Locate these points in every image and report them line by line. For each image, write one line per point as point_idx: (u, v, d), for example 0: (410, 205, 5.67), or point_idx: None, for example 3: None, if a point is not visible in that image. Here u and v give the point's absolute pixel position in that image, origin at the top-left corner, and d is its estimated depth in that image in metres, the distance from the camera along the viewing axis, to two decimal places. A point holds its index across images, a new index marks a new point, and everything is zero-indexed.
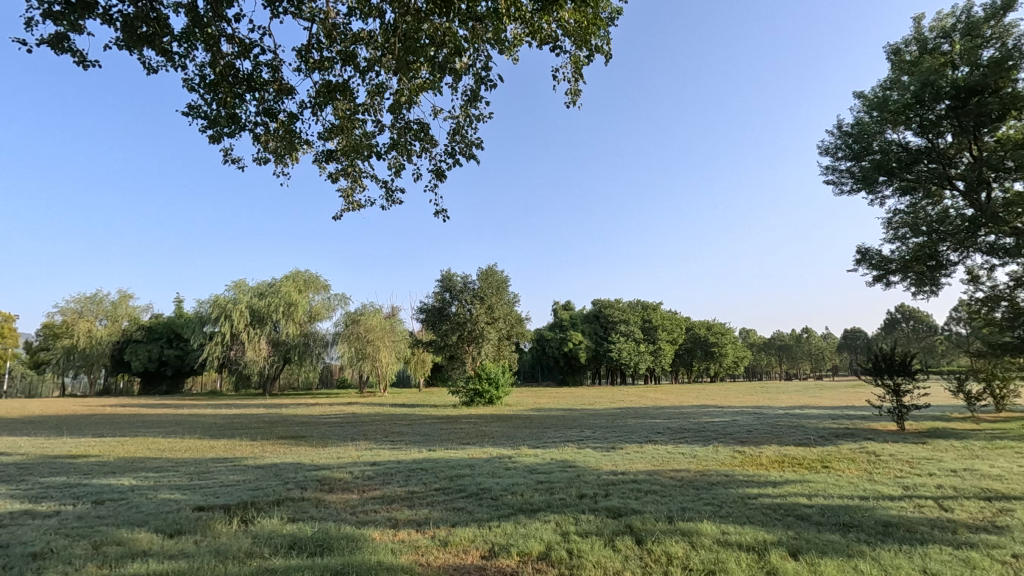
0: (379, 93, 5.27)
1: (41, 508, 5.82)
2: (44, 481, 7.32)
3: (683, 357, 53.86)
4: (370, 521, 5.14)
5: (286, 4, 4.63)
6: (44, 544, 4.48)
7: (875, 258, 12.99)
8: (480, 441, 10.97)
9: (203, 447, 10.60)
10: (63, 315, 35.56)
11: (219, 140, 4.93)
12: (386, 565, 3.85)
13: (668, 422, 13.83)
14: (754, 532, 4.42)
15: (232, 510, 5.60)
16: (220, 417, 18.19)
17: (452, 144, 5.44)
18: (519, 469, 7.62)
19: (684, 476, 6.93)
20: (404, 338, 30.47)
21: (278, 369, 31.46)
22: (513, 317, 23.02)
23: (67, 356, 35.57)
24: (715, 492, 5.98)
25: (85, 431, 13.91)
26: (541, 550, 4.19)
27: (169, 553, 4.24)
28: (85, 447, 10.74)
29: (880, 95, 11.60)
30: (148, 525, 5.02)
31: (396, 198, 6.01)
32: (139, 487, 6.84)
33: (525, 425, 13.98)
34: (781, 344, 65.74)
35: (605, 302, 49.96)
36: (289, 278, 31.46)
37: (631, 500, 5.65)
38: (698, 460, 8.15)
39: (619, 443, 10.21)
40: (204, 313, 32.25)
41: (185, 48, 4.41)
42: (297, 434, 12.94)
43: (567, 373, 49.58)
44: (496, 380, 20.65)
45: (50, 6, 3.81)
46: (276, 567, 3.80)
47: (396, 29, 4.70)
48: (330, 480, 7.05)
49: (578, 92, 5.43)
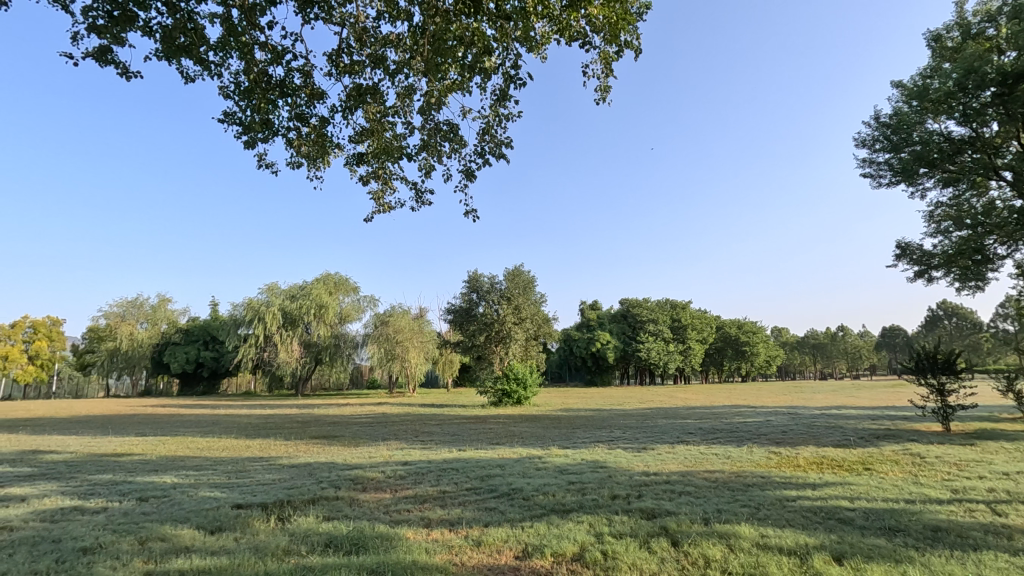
0: (409, 94, 5.33)
1: (90, 504, 6.03)
2: (93, 478, 7.63)
3: (713, 357, 52.91)
4: (403, 520, 5.18)
5: (317, 9, 4.70)
6: (92, 539, 4.63)
7: (916, 252, 12.61)
8: (510, 441, 10.97)
9: (240, 446, 10.85)
10: (107, 319, 37.06)
11: (253, 146, 5.05)
12: (421, 565, 3.85)
13: (700, 422, 13.63)
14: (795, 536, 4.30)
15: (270, 509, 5.70)
16: (255, 417, 18.64)
17: (482, 144, 5.45)
18: (550, 469, 7.58)
19: (718, 477, 6.79)
20: (432, 338, 30.76)
21: (309, 370, 32.07)
22: (541, 317, 22.94)
23: (111, 358, 37.12)
24: (753, 494, 5.83)
25: (129, 430, 14.44)
26: (576, 551, 4.16)
27: (210, 549, 4.35)
28: (130, 446, 11.15)
29: (920, 84, 11.22)
30: (190, 522, 5.16)
31: (426, 200, 6.05)
32: (180, 485, 7.06)
33: (555, 426, 13.96)
34: (815, 344, 64.13)
35: (633, 301, 49.56)
36: (320, 280, 32.05)
37: (665, 502, 5.56)
38: (733, 461, 8.00)
39: (649, 443, 10.07)
40: (238, 316, 33.13)
41: (220, 57, 4.52)
42: (330, 434, 13.13)
43: (595, 373, 49.30)
44: (524, 380, 20.74)
45: (94, 20, 3.98)
46: (314, 564, 3.87)
47: (425, 31, 4.72)
48: (363, 480, 7.13)
49: (608, 89, 5.37)
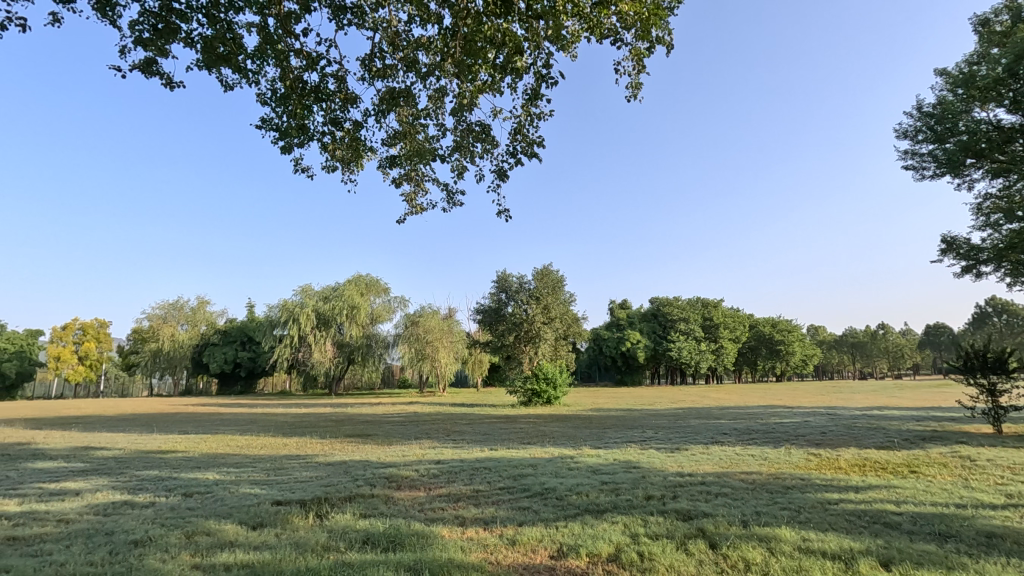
0: (441, 96, 5.38)
1: (140, 498, 6.29)
2: (141, 473, 7.94)
3: (747, 356, 51.80)
4: (438, 518, 5.23)
5: (350, 15, 4.78)
6: (143, 532, 4.82)
7: (962, 247, 12.11)
8: (541, 440, 10.96)
9: (277, 444, 11.14)
10: (149, 321, 38.45)
11: (290, 150, 5.19)
12: (457, 563, 3.89)
13: (735, 423, 13.42)
14: (838, 540, 4.18)
15: (308, 505, 5.84)
16: (290, 416, 19.04)
17: (514, 144, 5.46)
18: (582, 469, 7.56)
19: (755, 478, 6.65)
20: (461, 338, 30.94)
21: (342, 370, 32.66)
22: (570, 317, 22.82)
23: (154, 358, 38.58)
24: (792, 496, 5.69)
25: (172, 429, 14.94)
26: (611, 551, 4.13)
27: (253, 544, 4.47)
28: (173, 443, 11.55)
29: (966, 71, 10.78)
30: (234, 517, 5.32)
31: (458, 201, 6.11)
32: (222, 481, 7.28)
33: (585, 426, 13.87)
34: (854, 342, 62.21)
35: (663, 300, 49.01)
36: (352, 282, 32.64)
37: (702, 503, 5.47)
38: (770, 462, 7.81)
39: (682, 444, 9.93)
40: (273, 317, 33.84)
41: (258, 65, 4.66)
42: (363, 432, 13.38)
43: (625, 373, 48.89)
44: (554, 380, 20.76)
45: (140, 33, 4.17)
46: (352, 560, 3.93)
47: (456, 33, 4.75)
48: (397, 478, 7.23)
49: (638, 85, 5.32)
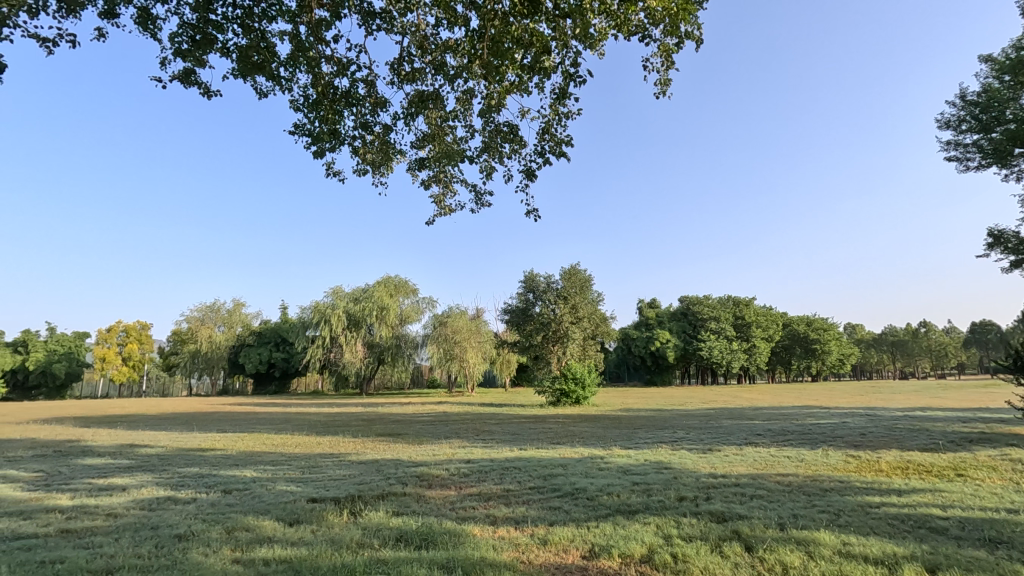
0: (468, 99, 5.43)
1: (181, 494, 6.51)
2: (182, 470, 8.22)
3: (781, 355, 50.59)
4: (469, 517, 5.27)
5: (379, 20, 4.86)
6: (185, 527, 4.99)
7: (1011, 240, 11.59)
8: (570, 440, 10.92)
9: (311, 443, 11.38)
10: (188, 323, 39.73)
11: (322, 155, 5.31)
12: (489, 561, 3.92)
13: (768, 423, 13.13)
14: (881, 544, 4.05)
15: (342, 503, 5.95)
16: (322, 415, 19.41)
17: (542, 143, 5.46)
18: (612, 469, 7.51)
19: (792, 480, 6.50)
20: (489, 338, 31.05)
21: (373, 370, 33.15)
22: (598, 317, 22.66)
23: (193, 359, 39.84)
24: (830, 499, 5.54)
25: (211, 427, 15.40)
26: (644, 553, 4.09)
27: (291, 540, 4.58)
28: (213, 441, 11.91)
29: (1013, 55, 10.33)
30: (271, 514, 5.46)
31: (486, 202, 6.15)
32: (260, 479, 7.48)
33: (615, 426, 13.76)
34: (894, 341, 60.17)
35: (693, 299, 48.28)
36: (381, 283, 33.12)
37: (736, 505, 5.37)
38: (807, 464, 7.62)
39: (714, 444, 9.76)
40: (306, 318, 34.55)
41: (291, 72, 4.78)
42: (394, 431, 13.58)
43: (655, 372, 48.36)
44: (582, 379, 20.69)
45: (179, 45, 4.34)
46: (386, 557, 3.99)
47: (484, 34, 4.78)
48: (428, 477, 7.32)
49: (667, 82, 5.26)
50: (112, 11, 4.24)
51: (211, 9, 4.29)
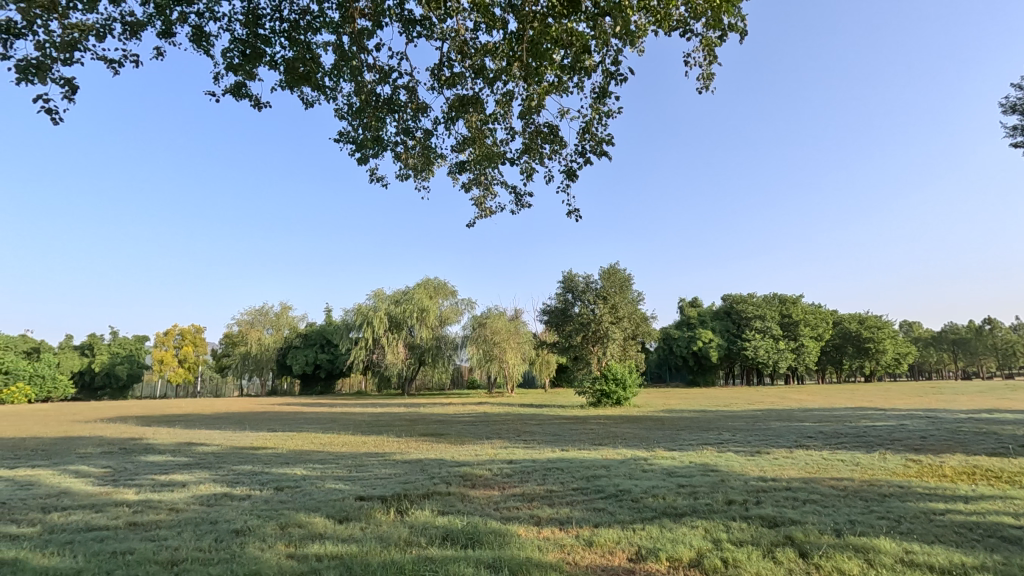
0: (508, 101, 5.47)
1: (237, 491, 6.79)
2: (236, 468, 8.55)
3: (831, 355, 48.67)
4: (513, 517, 5.29)
5: (420, 27, 4.95)
6: (242, 523, 5.19)
7: None
8: (613, 442, 10.82)
9: (357, 442, 11.66)
10: (239, 326, 41.34)
11: (366, 161, 5.45)
12: (536, 561, 3.93)
13: (820, 425, 12.66)
14: (948, 553, 3.85)
15: (389, 502, 6.06)
16: (366, 415, 19.85)
17: (582, 143, 5.44)
18: (657, 471, 7.40)
19: (848, 485, 6.24)
20: (528, 339, 31.07)
21: (414, 371, 33.70)
22: (639, 317, 22.35)
23: (243, 361, 41.44)
24: (890, 505, 5.30)
25: (262, 426, 15.97)
26: (693, 557, 4.02)
27: (341, 536, 4.71)
28: (264, 440, 12.36)
29: None
30: (321, 511, 5.62)
31: (526, 203, 6.16)
32: (309, 477, 7.71)
33: (658, 427, 13.54)
34: (955, 339, 56.99)
35: (736, 297, 47.12)
36: (421, 285, 33.65)
37: (789, 510, 5.20)
38: (863, 468, 7.31)
39: (763, 446, 9.48)
40: (349, 321, 35.41)
41: (335, 81, 4.93)
42: (436, 431, 13.79)
43: (697, 373, 47.43)
44: (623, 380, 20.49)
45: (231, 61, 4.54)
46: (434, 556, 4.05)
47: (523, 36, 4.79)
48: (472, 477, 7.38)
49: (711, 76, 5.14)
50: (169, 30, 4.47)
51: (260, 24, 4.48)
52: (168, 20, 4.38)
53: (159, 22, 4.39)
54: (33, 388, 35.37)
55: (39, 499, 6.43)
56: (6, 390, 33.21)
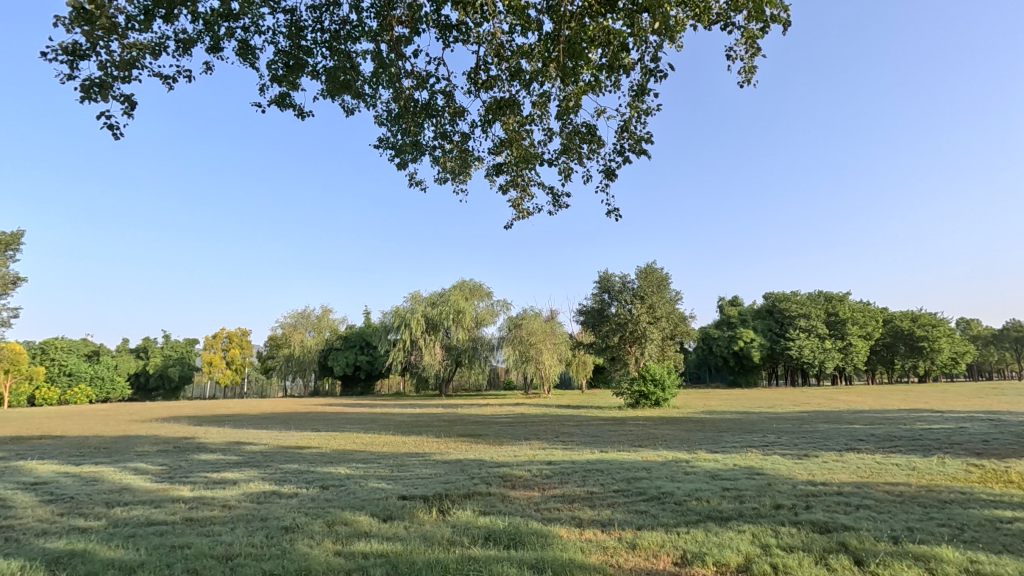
0: (545, 102, 5.47)
1: (285, 489, 7.00)
2: (283, 467, 8.83)
3: (881, 354, 46.72)
4: (555, 518, 5.29)
5: (456, 32, 5.01)
6: (291, 520, 5.35)
7: None
8: (652, 443, 10.67)
9: (398, 443, 11.86)
10: (283, 329, 42.64)
11: (405, 166, 5.56)
12: (579, 563, 3.92)
13: (871, 427, 12.18)
14: (1017, 564, 3.64)
15: (431, 501, 6.14)
16: (405, 416, 20.15)
17: (621, 142, 5.39)
18: (700, 473, 7.26)
19: (904, 490, 5.98)
20: (564, 340, 30.96)
21: (451, 372, 34.01)
22: (678, 316, 21.94)
23: (287, 362, 42.70)
24: (952, 511, 5.04)
25: (305, 426, 16.43)
26: (741, 562, 3.92)
27: (386, 535, 4.80)
28: (309, 440, 12.70)
29: None
30: (366, 510, 5.74)
31: (565, 203, 6.14)
32: (353, 476, 7.89)
33: (700, 429, 13.29)
34: (1019, 337, 53.77)
35: (779, 295, 45.85)
36: (457, 287, 33.98)
37: (841, 515, 5.01)
38: (920, 473, 6.98)
39: (811, 449, 9.17)
40: (387, 323, 36.02)
41: (374, 89, 5.04)
42: (475, 432, 13.88)
43: (739, 373, 46.32)
44: (661, 381, 20.19)
45: (275, 72, 4.71)
46: (478, 555, 4.08)
47: (559, 36, 4.77)
48: (511, 477, 7.40)
49: (753, 69, 5.02)
50: (217, 46, 4.65)
51: (302, 35, 4.61)
52: (217, 35, 4.56)
53: (208, 37, 4.58)
54: (94, 389, 37.36)
55: (103, 494, 6.79)
56: (70, 390, 35.27)
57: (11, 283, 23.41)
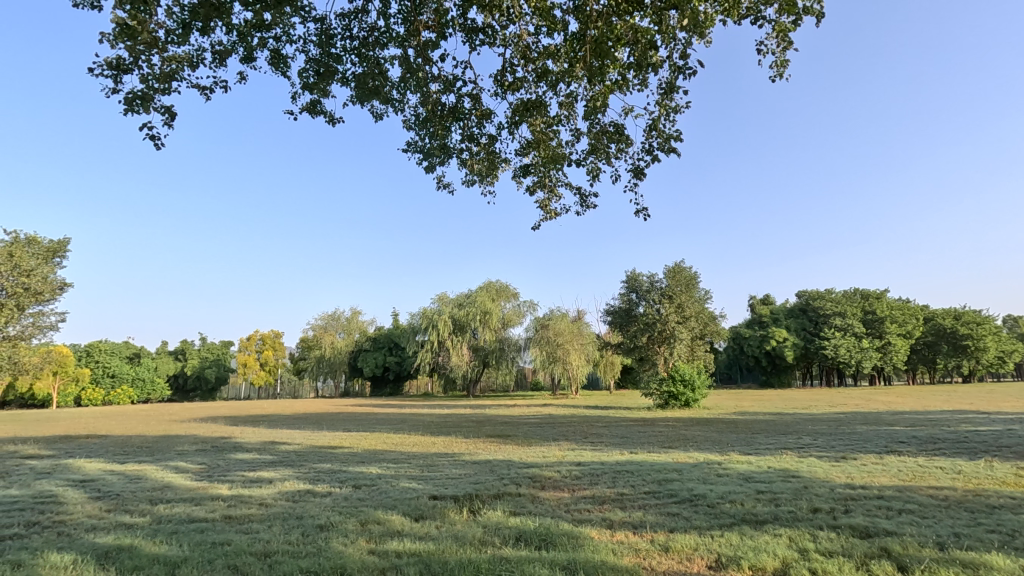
0: (572, 102, 5.46)
1: (319, 488, 7.15)
2: (316, 466, 9.01)
3: (922, 354, 45.13)
4: (585, 519, 5.28)
5: (483, 35, 5.04)
6: (326, 519, 5.46)
7: None
8: (683, 444, 10.55)
9: (428, 443, 11.99)
10: (314, 331, 43.46)
11: (433, 169, 5.62)
12: (612, 564, 3.90)
13: (912, 429, 11.77)
14: None
15: (461, 501, 6.19)
16: (434, 417, 20.33)
17: (649, 141, 5.33)
18: (732, 475, 7.14)
19: (950, 494, 5.77)
20: (592, 340, 30.76)
21: (478, 373, 34.13)
22: (707, 316, 21.58)
23: (318, 364, 43.49)
24: (1001, 517, 4.84)
25: (336, 427, 16.74)
26: (778, 566, 3.85)
27: (418, 534, 4.86)
28: (341, 440, 12.94)
29: None
30: (398, 509, 5.82)
31: (592, 204, 6.13)
32: (385, 475, 8.00)
33: (732, 430, 13.09)
34: None
35: (813, 293, 44.72)
36: (483, 288, 34.16)
37: (882, 519, 4.87)
38: (965, 476, 6.73)
39: (849, 451, 8.93)
40: (415, 324, 36.38)
41: (402, 93, 5.10)
42: (503, 432, 13.92)
43: (771, 373, 45.30)
44: (691, 381, 19.91)
45: (306, 80, 4.82)
46: (510, 555, 4.10)
47: (585, 36, 4.77)
48: (541, 478, 7.41)
49: (785, 63, 4.92)
50: (250, 56, 4.78)
51: (331, 43, 4.70)
52: (250, 46, 4.68)
53: (242, 48, 4.70)
54: (135, 390, 38.77)
55: (147, 492, 7.05)
56: (113, 391, 36.65)
57: (59, 289, 24.49)
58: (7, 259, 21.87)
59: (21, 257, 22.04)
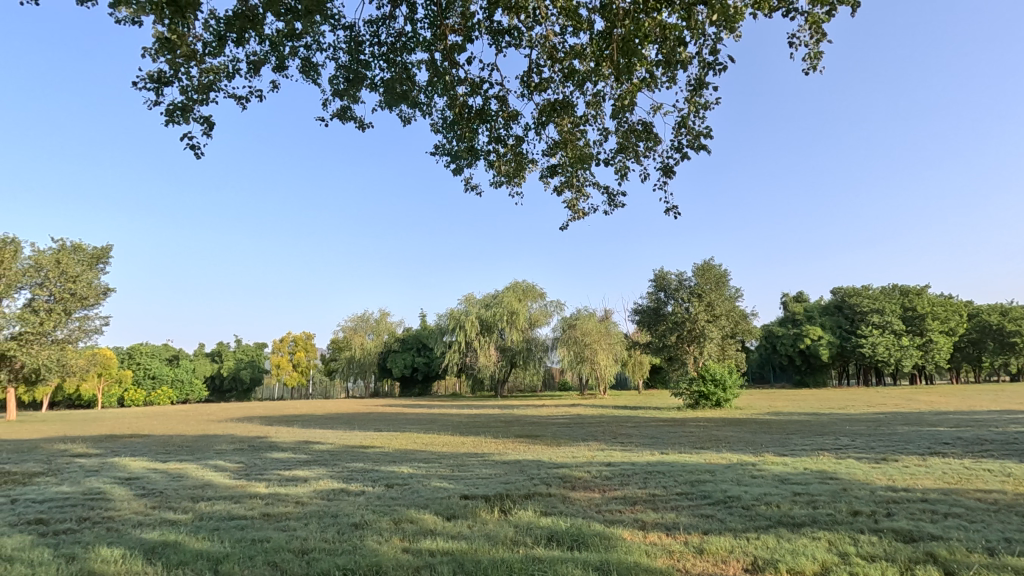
0: (599, 101, 5.44)
1: (352, 487, 7.28)
2: (348, 465, 9.17)
3: (967, 351, 43.41)
4: (617, 520, 5.25)
5: (509, 37, 5.07)
6: (361, 517, 5.57)
7: None
8: (715, 445, 10.38)
9: (457, 443, 12.09)
10: (344, 332, 44.16)
11: (461, 171, 5.67)
12: (645, 566, 3.88)
13: (958, 430, 11.33)
14: None
15: (493, 501, 6.24)
16: (462, 417, 20.51)
17: (679, 138, 5.29)
18: (767, 477, 7.01)
19: (998, 498, 5.55)
20: (620, 340, 30.50)
21: (506, 373, 34.19)
22: (738, 314, 21.19)
23: (348, 364, 44.24)
24: None
25: (367, 427, 17.02)
26: (817, 570, 3.77)
27: (451, 533, 4.91)
28: (373, 439, 13.13)
29: None
30: (430, 508, 5.89)
31: (621, 203, 6.10)
32: (416, 475, 8.10)
33: (765, 430, 12.86)
34: None
35: (848, 290, 43.52)
36: (510, 288, 34.23)
37: (927, 524, 4.71)
38: (1015, 479, 6.46)
39: (890, 453, 8.66)
40: (443, 325, 36.65)
41: (429, 97, 5.16)
42: (532, 433, 13.94)
43: (805, 373, 44.21)
44: (722, 381, 19.60)
45: (336, 86, 4.92)
46: (542, 556, 4.11)
47: (611, 34, 4.75)
48: (571, 478, 7.40)
49: (818, 55, 4.82)
50: (282, 65, 4.90)
51: (360, 50, 4.79)
52: (282, 55, 4.81)
53: (274, 58, 4.83)
54: (174, 390, 40.07)
55: (189, 490, 7.29)
56: (154, 392, 37.95)
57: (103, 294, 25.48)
58: (55, 266, 22.93)
59: (67, 263, 23.09)
